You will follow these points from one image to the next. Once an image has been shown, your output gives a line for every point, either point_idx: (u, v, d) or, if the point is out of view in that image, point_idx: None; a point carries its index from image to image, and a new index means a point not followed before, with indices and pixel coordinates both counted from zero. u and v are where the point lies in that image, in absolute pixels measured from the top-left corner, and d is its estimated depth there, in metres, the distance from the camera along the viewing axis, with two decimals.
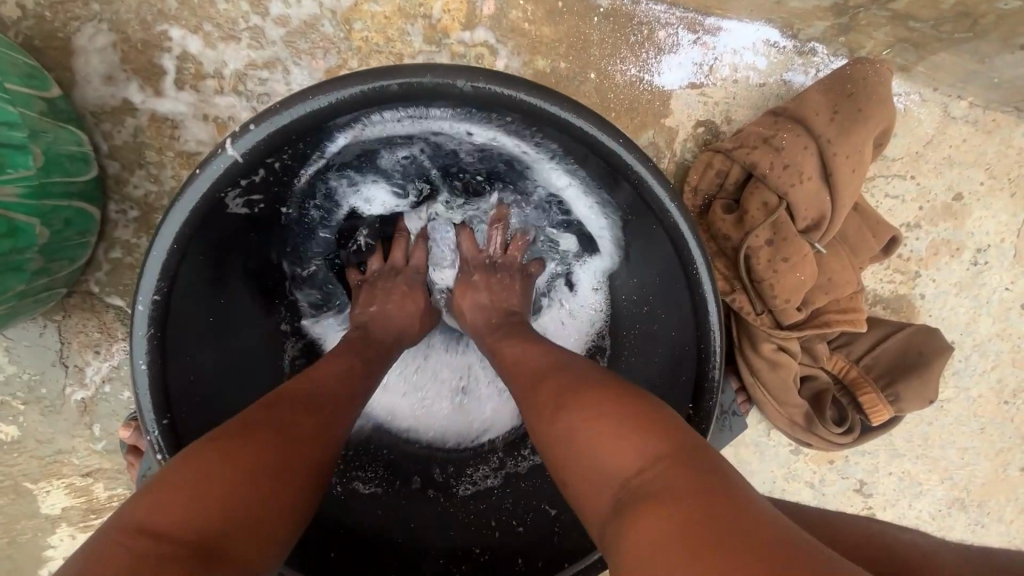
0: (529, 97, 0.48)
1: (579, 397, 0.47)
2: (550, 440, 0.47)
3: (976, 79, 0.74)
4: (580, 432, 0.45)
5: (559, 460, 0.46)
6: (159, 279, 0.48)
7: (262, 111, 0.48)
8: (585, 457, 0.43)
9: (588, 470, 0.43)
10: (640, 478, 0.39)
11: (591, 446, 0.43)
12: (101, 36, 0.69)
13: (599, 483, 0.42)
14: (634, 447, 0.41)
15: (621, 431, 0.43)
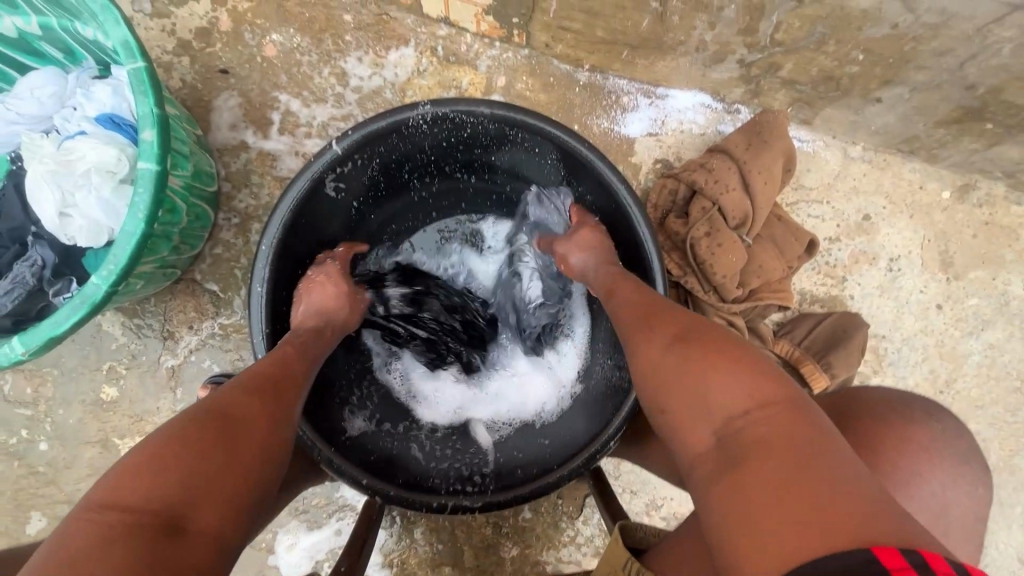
0: (529, 119, 0.74)
1: (685, 354, 0.56)
2: (659, 377, 0.56)
3: (860, 127, 1.01)
4: (692, 376, 0.53)
5: (662, 396, 0.56)
6: (277, 230, 0.71)
7: (356, 124, 0.73)
8: (693, 396, 0.53)
9: (688, 408, 0.53)
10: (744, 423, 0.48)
11: (700, 385, 0.52)
12: (232, 99, 1.00)
13: (700, 417, 0.52)
14: (745, 396, 0.50)
15: (730, 383, 0.51)
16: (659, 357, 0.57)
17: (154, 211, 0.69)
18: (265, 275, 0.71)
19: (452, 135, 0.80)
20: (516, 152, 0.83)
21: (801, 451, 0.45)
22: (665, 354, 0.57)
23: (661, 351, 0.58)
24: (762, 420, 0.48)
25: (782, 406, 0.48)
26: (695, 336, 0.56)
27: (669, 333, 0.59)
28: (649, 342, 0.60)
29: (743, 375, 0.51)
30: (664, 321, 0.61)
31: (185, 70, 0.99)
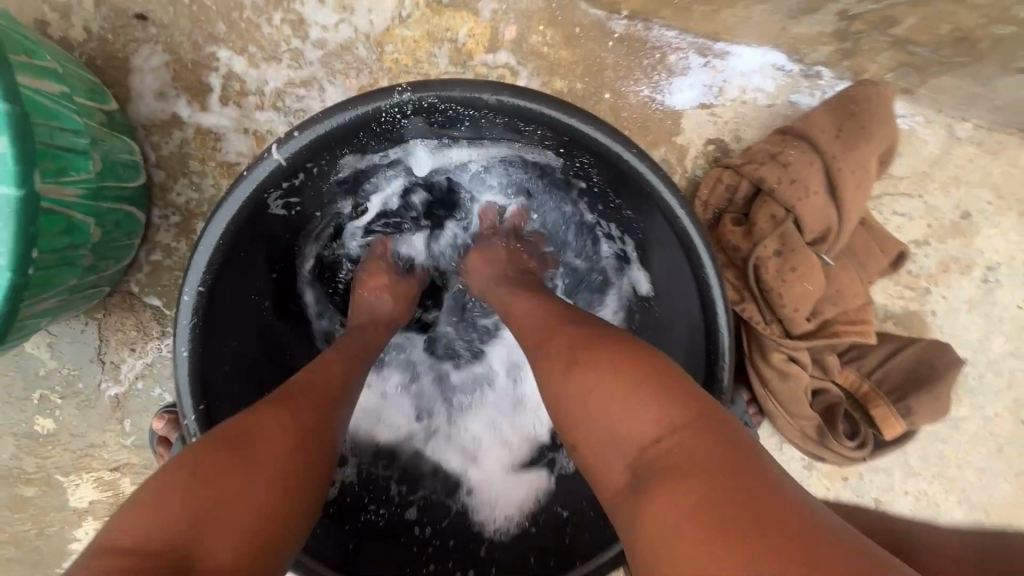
0: (552, 110, 0.52)
1: (597, 359, 0.46)
2: (581, 404, 0.45)
3: (978, 100, 0.77)
4: (619, 399, 0.43)
5: (593, 434, 0.44)
6: (204, 272, 0.52)
7: (306, 118, 0.52)
8: (612, 432, 0.43)
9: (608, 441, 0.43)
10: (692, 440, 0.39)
11: (642, 411, 0.42)
12: (156, 56, 0.75)
13: (628, 443, 0.42)
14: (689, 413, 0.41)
15: (663, 406, 0.42)
16: (574, 380, 0.47)
17: (24, 248, 0.52)
18: (190, 333, 0.52)
19: (442, 125, 0.58)
20: (529, 148, 0.62)
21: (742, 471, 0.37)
22: (589, 367, 0.46)
23: (579, 376, 0.46)
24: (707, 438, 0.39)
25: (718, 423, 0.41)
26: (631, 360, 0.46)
27: (594, 348, 0.48)
28: (562, 362, 0.49)
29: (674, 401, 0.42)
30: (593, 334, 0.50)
31: (89, 16, 0.74)
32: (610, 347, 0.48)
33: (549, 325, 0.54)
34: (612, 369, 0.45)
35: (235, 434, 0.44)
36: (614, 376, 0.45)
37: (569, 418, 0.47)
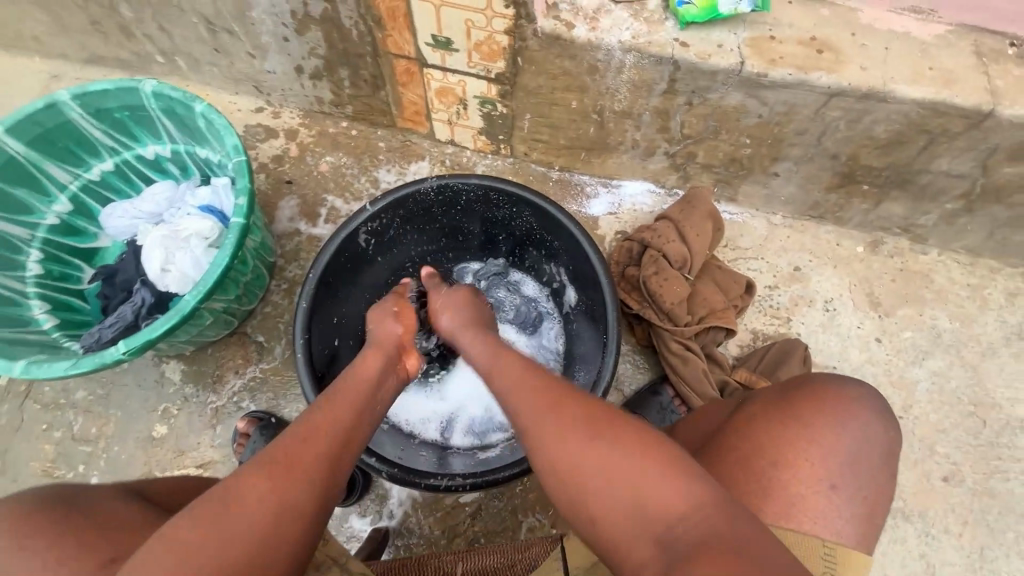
0: (508, 186, 1.03)
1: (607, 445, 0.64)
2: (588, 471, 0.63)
3: (772, 199, 1.29)
4: (606, 466, 0.62)
5: (576, 471, 0.64)
6: (322, 263, 0.97)
7: (384, 193, 1.03)
8: (604, 472, 0.62)
9: (592, 495, 0.62)
10: (682, 514, 0.59)
11: (629, 482, 0.61)
12: (293, 200, 1.34)
13: (620, 507, 0.61)
14: (676, 488, 0.60)
15: (649, 465, 0.62)
16: (558, 441, 0.65)
17: (236, 250, 0.97)
18: (310, 295, 0.95)
19: (453, 202, 1.09)
20: (500, 218, 1.12)
21: (705, 525, 0.57)
22: (570, 449, 0.64)
23: (572, 434, 0.65)
24: (692, 516, 0.58)
25: (687, 473, 0.61)
26: (601, 426, 0.66)
27: (568, 407, 0.68)
28: (547, 418, 0.67)
29: (668, 463, 0.62)
30: (559, 398, 0.70)
31: (262, 183, 1.35)
32: (608, 422, 0.66)
33: (532, 385, 0.72)
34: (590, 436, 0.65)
35: (250, 475, 0.61)
36: (592, 444, 0.64)
37: (561, 469, 0.65)
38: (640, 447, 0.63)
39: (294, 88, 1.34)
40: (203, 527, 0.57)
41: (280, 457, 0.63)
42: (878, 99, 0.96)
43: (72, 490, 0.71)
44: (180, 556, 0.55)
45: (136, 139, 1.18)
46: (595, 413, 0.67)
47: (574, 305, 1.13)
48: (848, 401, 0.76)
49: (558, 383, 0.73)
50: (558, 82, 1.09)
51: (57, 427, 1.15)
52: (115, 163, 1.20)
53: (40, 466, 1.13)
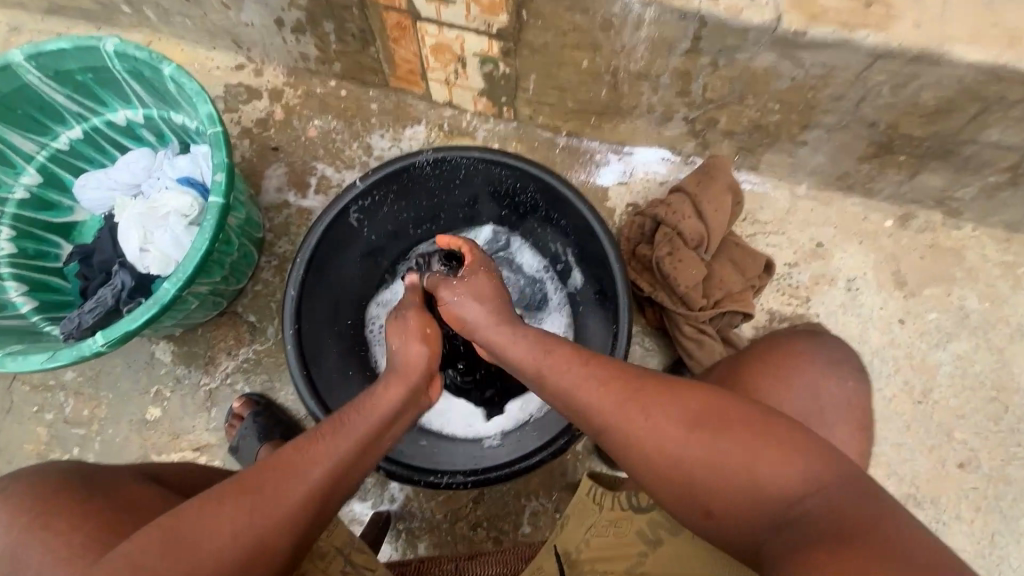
0: (510, 159, 0.94)
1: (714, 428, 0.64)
2: (690, 454, 0.63)
3: (797, 168, 1.18)
4: (713, 454, 0.63)
5: (682, 460, 0.63)
6: (310, 247, 0.90)
7: (374, 167, 0.94)
8: (712, 461, 0.63)
9: (708, 482, 0.62)
10: (798, 495, 0.60)
11: (738, 467, 0.62)
12: (280, 169, 1.24)
13: (735, 496, 0.62)
14: (787, 468, 0.61)
15: (758, 446, 0.62)
16: (653, 426, 0.65)
17: (216, 233, 0.89)
18: (298, 282, 0.89)
19: (450, 175, 1.00)
20: (502, 193, 1.03)
21: (832, 504, 0.59)
22: (671, 438, 0.64)
23: (665, 418, 0.65)
24: (812, 495, 0.60)
25: (799, 450, 0.62)
26: (698, 414, 0.65)
27: (663, 396, 0.67)
28: (640, 410, 0.66)
29: (778, 441, 0.62)
30: (643, 389, 0.68)
31: (246, 149, 1.25)
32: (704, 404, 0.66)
33: (606, 376, 0.69)
34: (686, 423, 0.65)
35: (212, 508, 0.60)
36: (693, 433, 0.64)
37: (658, 458, 0.64)
38: (736, 426, 0.63)
39: (275, 43, 1.22)
40: (150, 552, 0.58)
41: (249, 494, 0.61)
42: (930, 62, 0.85)
43: (89, 470, 0.72)
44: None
45: (104, 104, 1.08)
46: (693, 397, 0.67)
47: (581, 288, 1.07)
48: (823, 355, 0.77)
49: (641, 374, 0.70)
50: (567, 40, 0.98)
51: (48, 409, 1.12)
52: (85, 131, 1.11)
53: (35, 449, 1.11)
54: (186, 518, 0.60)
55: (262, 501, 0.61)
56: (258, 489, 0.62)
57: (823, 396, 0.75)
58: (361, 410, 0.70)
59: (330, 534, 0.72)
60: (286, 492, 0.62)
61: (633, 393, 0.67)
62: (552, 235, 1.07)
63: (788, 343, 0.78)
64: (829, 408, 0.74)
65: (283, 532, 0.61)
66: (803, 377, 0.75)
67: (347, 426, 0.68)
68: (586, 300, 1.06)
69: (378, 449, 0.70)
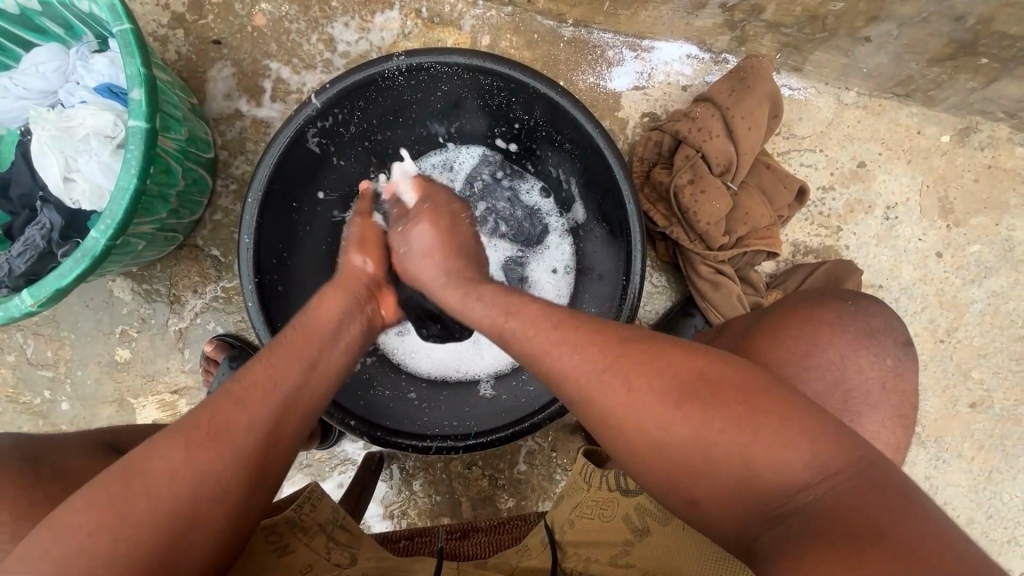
0: (503, 65, 0.75)
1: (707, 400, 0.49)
2: (674, 437, 0.49)
3: (851, 71, 0.98)
4: (706, 438, 0.48)
5: (669, 444, 0.49)
6: (262, 183, 0.75)
7: (334, 77, 0.76)
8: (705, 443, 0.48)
9: (699, 472, 0.48)
10: (807, 484, 0.46)
11: (735, 455, 0.47)
12: (226, 69, 1.03)
13: (729, 489, 0.47)
14: (794, 452, 0.46)
15: (761, 429, 0.47)
16: (630, 402, 0.51)
17: (145, 167, 0.73)
18: (253, 226, 0.75)
19: (430, 84, 0.82)
20: (494, 103, 0.85)
21: (841, 497, 0.44)
22: (654, 418, 0.50)
23: (644, 391, 0.51)
24: (822, 484, 0.45)
25: (809, 433, 0.47)
26: (684, 386, 0.50)
27: (645, 366, 0.52)
28: (617, 379, 0.52)
29: (787, 420, 0.48)
30: (623, 353, 0.53)
31: (180, 43, 1.02)
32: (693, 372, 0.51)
33: (579, 339, 0.54)
34: (675, 399, 0.50)
35: (166, 446, 0.49)
36: (679, 411, 0.49)
37: (638, 442, 0.51)
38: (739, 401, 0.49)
39: None
40: (80, 514, 0.45)
41: (200, 431, 0.49)
42: None
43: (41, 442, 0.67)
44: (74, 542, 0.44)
45: None
46: (684, 367, 0.51)
47: (586, 221, 0.93)
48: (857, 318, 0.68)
49: (618, 338, 0.54)
50: None
51: (8, 351, 1.04)
52: None
53: (3, 391, 1.05)
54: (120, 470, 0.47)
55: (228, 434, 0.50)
56: (210, 422, 0.50)
57: (855, 385, 0.66)
58: (297, 327, 0.60)
59: (311, 509, 0.66)
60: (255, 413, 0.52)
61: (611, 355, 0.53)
62: (555, 156, 0.91)
63: (816, 304, 0.69)
64: (862, 397, 0.66)
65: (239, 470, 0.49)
66: (833, 352, 0.66)
67: (291, 340, 0.58)
68: (592, 234, 0.93)
69: (337, 363, 0.60)
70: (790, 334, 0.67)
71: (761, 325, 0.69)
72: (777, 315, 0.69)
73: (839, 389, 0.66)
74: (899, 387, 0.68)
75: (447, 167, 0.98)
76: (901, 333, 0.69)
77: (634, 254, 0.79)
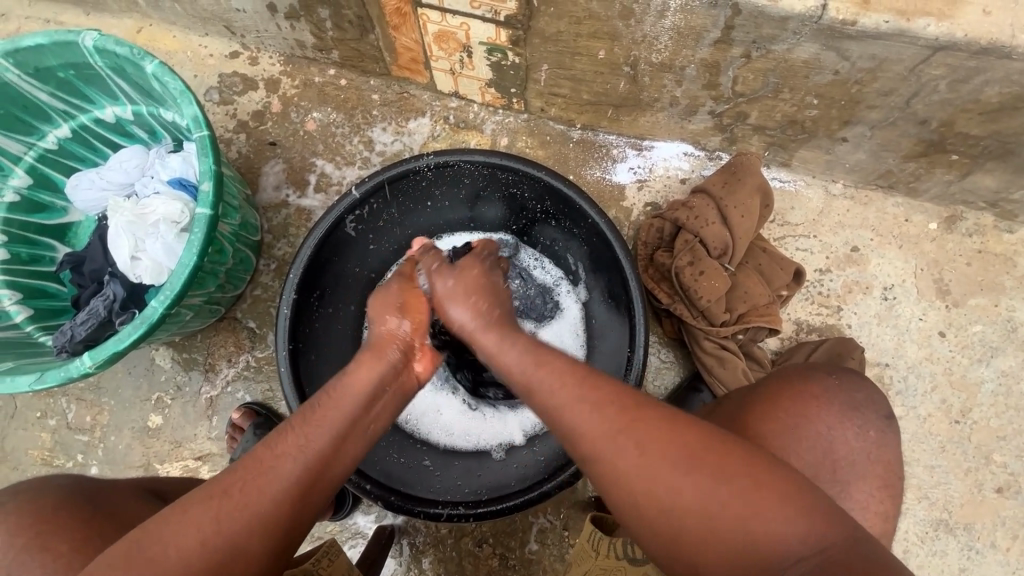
0: (518, 163, 0.87)
1: (712, 463, 0.54)
2: (675, 501, 0.53)
3: (834, 166, 1.08)
4: (711, 501, 0.52)
5: (672, 506, 0.53)
6: (303, 261, 0.84)
7: (371, 173, 0.88)
8: (710, 514, 0.52)
9: (701, 536, 0.52)
10: (799, 552, 0.50)
11: (729, 521, 0.52)
12: (278, 166, 1.18)
13: (722, 551, 0.52)
14: (793, 526, 0.51)
15: (764, 504, 0.52)
16: (638, 461, 0.55)
17: (205, 246, 0.83)
18: (291, 299, 0.83)
19: (454, 180, 0.94)
20: (510, 193, 0.97)
21: (837, 555, 0.49)
22: (665, 480, 0.54)
23: (658, 450, 0.55)
24: (816, 554, 0.50)
25: (804, 508, 0.52)
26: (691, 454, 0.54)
27: (662, 428, 0.56)
28: (631, 443, 0.55)
29: (773, 489, 0.53)
30: (639, 419, 0.57)
31: (242, 144, 1.19)
32: (698, 434, 0.56)
33: (599, 397, 0.59)
34: (689, 464, 0.54)
35: (178, 519, 0.54)
36: (690, 478, 0.53)
37: (651, 501, 0.54)
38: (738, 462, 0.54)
39: (270, 30, 1.14)
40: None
41: (228, 500, 0.55)
42: (999, 55, 0.74)
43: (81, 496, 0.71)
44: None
45: (90, 101, 1.03)
46: (699, 438, 0.56)
47: (592, 298, 1.01)
48: (850, 396, 0.71)
49: (638, 401, 0.58)
50: (583, 27, 0.88)
51: (51, 415, 1.11)
52: (72, 129, 1.06)
53: (39, 455, 1.10)
54: (158, 534, 0.54)
55: (245, 508, 0.55)
56: (234, 490, 0.55)
57: (844, 454, 0.69)
58: (325, 394, 0.62)
59: (326, 563, 0.74)
60: (264, 490, 0.56)
61: (636, 414, 0.57)
62: (565, 242, 1.00)
63: (806, 376, 0.73)
64: (849, 468, 0.69)
65: (263, 537, 0.55)
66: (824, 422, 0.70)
67: (316, 415, 0.61)
68: (601, 313, 0.99)
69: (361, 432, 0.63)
70: (780, 400, 0.70)
71: (757, 395, 0.72)
72: (767, 394, 0.71)
73: (825, 459, 0.69)
74: (882, 457, 0.70)
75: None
76: (884, 407, 0.72)
77: (639, 328, 0.84)
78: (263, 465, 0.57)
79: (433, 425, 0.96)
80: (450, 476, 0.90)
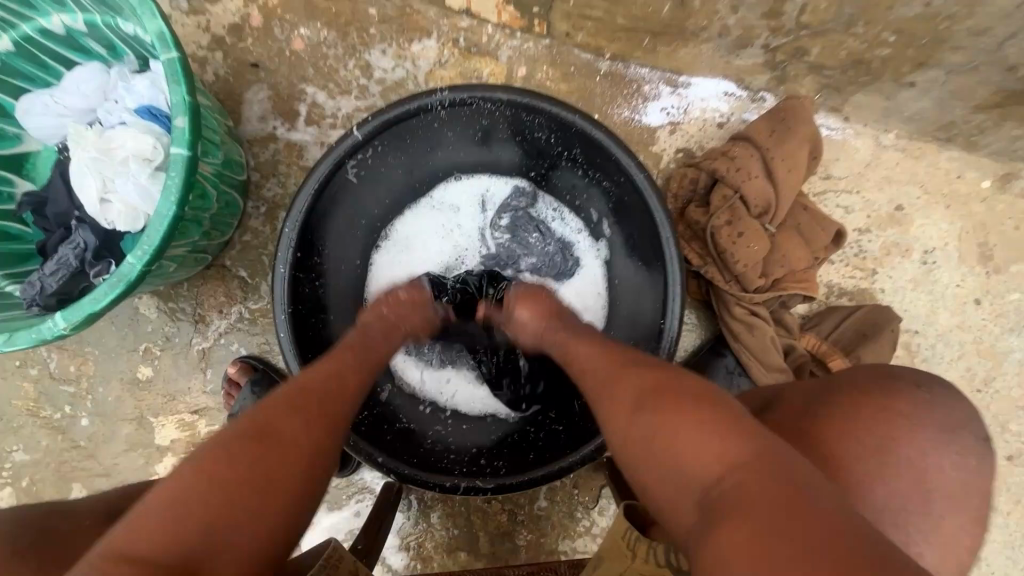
0: (549, 104, 0.75)
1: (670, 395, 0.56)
2: (627, 433, 0.57)
3: (891, 114, 0.97)
4: (654, 429, 0.55)
5: (626, 439, 0.58)
6: (300, 212, 0.74)
7: (375, 110, 0.75)
8: (656, 438, 0.54)
9: (657, 471, 0.54)
10: (722, 472, 0.48)
11: (665, 443, 0.53)
12: (262, 92, 1.03)
13: (670, 482, 0.52)
14: (719, 446, 0.50)
15: (697, 424, 0.52)
16: (612, 401, 0.62)
17: (185, 193, 0.72)
18: (288, 256, 0.74)
19: (469, 119, 0.82)
20: (532, 137, 0.85)
21: (756, 478, 0.46)
22: (624, 414, 0.59)
23: (620, 392, 0.61)
24: (733, 473, 0.47)
25: (737, 435, 0.50)
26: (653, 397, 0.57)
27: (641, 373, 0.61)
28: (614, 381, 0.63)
29: (711, 414, 0.53)
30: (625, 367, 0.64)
31: (219, 65, 1.03)
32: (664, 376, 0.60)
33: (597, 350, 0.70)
34: (643, 401, 0.58)
35: (220, 444, 0.51)
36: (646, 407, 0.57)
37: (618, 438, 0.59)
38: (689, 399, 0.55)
39: None
40: (154, 511, 0.46)
41: (259, 422, 0.54)
42: None
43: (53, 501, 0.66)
44: (166, 512, 0.45)
45: (31, 7, 0.86)
46: (659, 381, 0.59)
47: (616, 256, 0.93)
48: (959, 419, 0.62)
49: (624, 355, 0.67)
50: None
51: (32, 364, 1.04)
52: (13, 41, 0.88)
53: (24, 405, 1.04)
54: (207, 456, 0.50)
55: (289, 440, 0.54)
56: (293, 402, 0.58)
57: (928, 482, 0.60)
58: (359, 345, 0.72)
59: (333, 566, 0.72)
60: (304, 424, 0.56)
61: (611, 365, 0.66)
62: (592, 194, 0.90)
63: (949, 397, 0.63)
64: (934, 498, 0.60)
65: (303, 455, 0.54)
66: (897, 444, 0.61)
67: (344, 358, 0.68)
68: (625, 274, 0.91)
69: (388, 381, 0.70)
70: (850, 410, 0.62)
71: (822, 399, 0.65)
72: (827, 410, 0.63)
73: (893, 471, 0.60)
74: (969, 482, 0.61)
75: (479, 206, 0.97)
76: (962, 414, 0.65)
77: (676, 297, 0.77)
78: (307, 389, 0.61)
79: (440, 383, 0.92)
80: (462, 443, 0.86)
